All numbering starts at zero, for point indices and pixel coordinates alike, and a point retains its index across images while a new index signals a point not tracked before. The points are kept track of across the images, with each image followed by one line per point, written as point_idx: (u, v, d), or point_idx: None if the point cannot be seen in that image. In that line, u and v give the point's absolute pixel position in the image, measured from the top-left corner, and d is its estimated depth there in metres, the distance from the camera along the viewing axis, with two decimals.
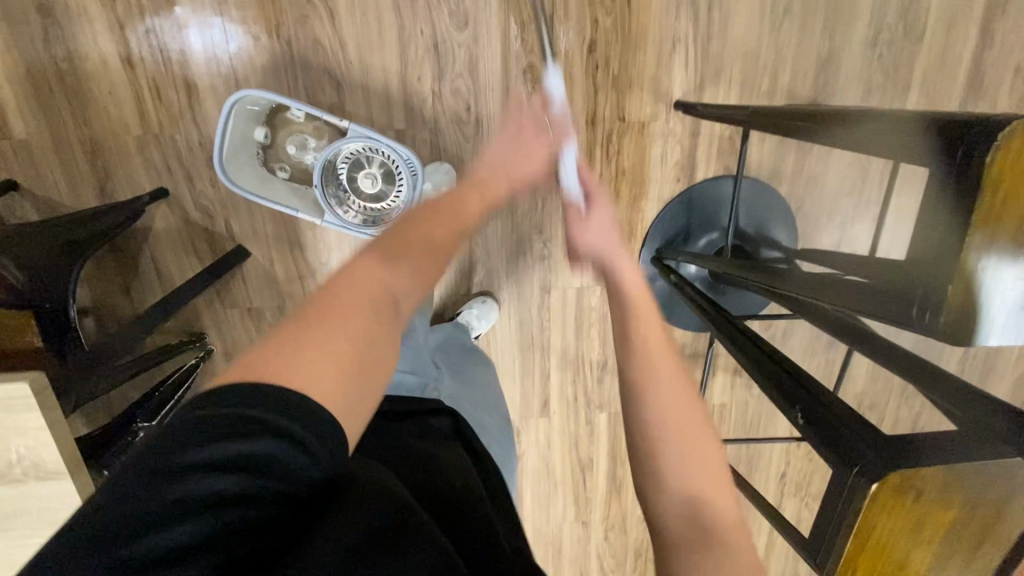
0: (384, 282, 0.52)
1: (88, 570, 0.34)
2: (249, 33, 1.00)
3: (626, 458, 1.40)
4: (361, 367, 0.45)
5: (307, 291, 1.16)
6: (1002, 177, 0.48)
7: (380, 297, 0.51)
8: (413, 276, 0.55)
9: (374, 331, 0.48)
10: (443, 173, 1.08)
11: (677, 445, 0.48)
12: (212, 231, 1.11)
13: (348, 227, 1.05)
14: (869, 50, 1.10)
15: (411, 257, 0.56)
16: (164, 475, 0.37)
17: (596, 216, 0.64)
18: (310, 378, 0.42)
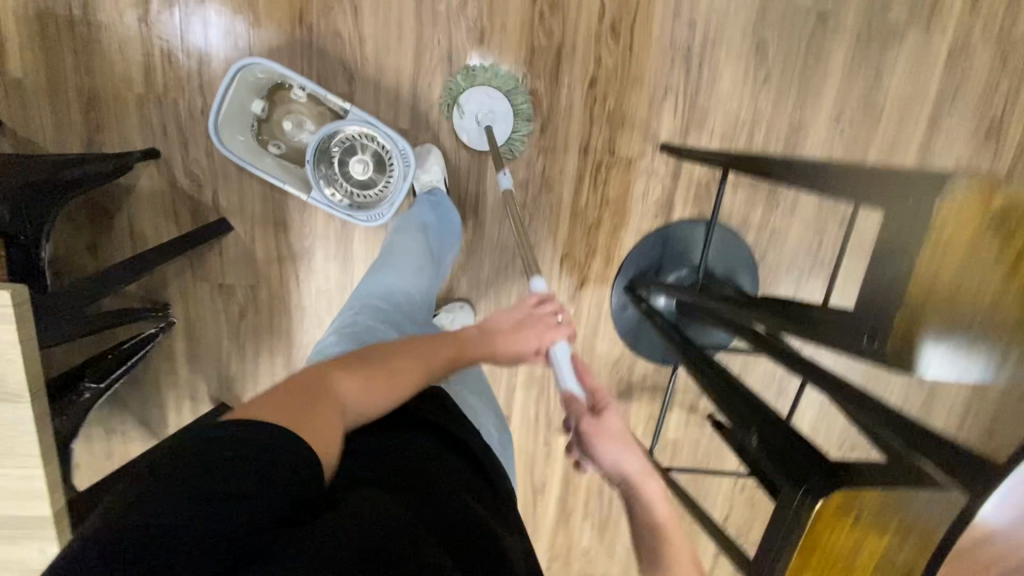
0: (338, 390, 0.56)
1: (160, 501, 0.40)
2: (272, 15, 1.04)
3: (578, 484, 1.40)
4: (293, 422, 0.48)
5: (284, 274, 1.16)
6: (947, 222, 0.53)
7: (340, 396, 0.55)
8: (373, 380, 0.59)
9: (315, 403, 0.52)
10: (433, 156, 1.09)
11: None
12: (198, 199, 1.09)
13: (334, 208, 1.06)
14: (833, 124, 1.23)
15: (372, 374, 0.60)
16: (229, 442, 0.44)
17: (607, 423, 0.62)
18: (265, 416, 0.48)
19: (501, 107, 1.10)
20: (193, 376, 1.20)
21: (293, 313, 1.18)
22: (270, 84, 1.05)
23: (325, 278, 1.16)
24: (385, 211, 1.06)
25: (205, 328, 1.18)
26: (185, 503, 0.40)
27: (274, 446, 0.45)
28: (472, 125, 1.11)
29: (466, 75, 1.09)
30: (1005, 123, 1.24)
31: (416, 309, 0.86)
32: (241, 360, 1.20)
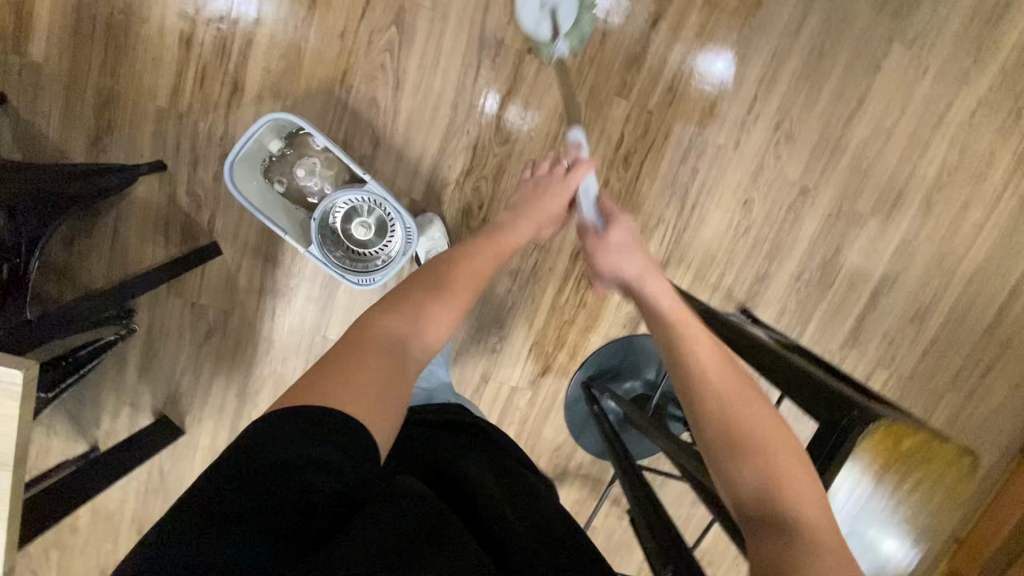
0: (393, 332, 0.62)
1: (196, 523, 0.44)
2: (314, 66, 1.05)
3: None
4: (326, 392, 0.52)
5: (261, 307, 1.16)
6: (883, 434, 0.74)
7: (382, 346, 0.60)
8: (413, 327, 0.64)
9: (359, 349, 0.59)
10: (435, 230, 1.11)
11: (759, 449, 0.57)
12: (193, 219, 1.09)
13: (328, 265, 1.03)
14: (792, 284, 1.34)
15: (411, 303, 0.66)
16: (248, 454, 0.48)
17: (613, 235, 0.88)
18: (323, 392, 0.52)
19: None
20: (143, 382, 1.20)
21: (260, 343, 1.19)
22: (294, 129, 1.03)
23: (301, 318, 1.18)
24: (378, 278, 1.04)
25: (169, 341, 1.18)
26: (214, 527, 0.44)
27: (291, 435, 0.48)
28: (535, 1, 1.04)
29: None
30: (929, 312, 1.35)
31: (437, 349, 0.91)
32: (196, 377, 1.20)
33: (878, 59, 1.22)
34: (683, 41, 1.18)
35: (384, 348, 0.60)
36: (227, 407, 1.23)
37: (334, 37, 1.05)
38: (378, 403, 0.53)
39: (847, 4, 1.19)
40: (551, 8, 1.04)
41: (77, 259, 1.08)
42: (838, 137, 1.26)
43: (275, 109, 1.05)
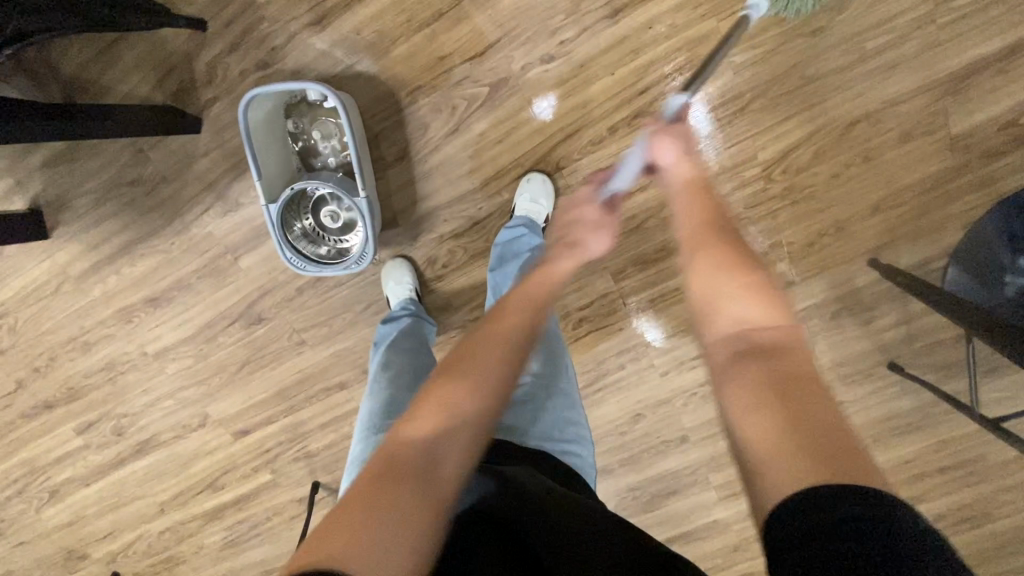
0: (461, 396, 0.57)
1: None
2: (396, 58, 1.03)
3: (234, 519, 1.41)
4: (371, 509, 0.48)
5: (201, 196, 1.13)
6: None
7: (450, 410, 0.56)
8: (473, 397, 0.57)
9: (404, 458, 0.52)
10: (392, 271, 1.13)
11: (807, 385, 0.54)
12: (195, 87, 1.05)
13: (276, 228, 1.00)
14: (622, 491, 1.41)
15: (470, 362, 0.60)
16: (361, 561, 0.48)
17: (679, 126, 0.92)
18: (390, 526, 0.47)
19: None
20: (40, 171, 1.16)
21: (176, 219, 1.15)
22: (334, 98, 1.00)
23: (227, 231, 1.15)
24: (309, 269, 1.03)
25: (95, 157, 1.14)
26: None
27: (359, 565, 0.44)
28: None
29: None
30: None
31: None
32: (100, 201, 1.16)
33: None
34: None
35: (448, 417, 0.55)
36: (111, 243, 1.19)
37: (432, 54, 1.02)
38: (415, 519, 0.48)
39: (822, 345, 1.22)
40: None
41: (67, 44, 1.04)
42: None
43: (338, 65, 1.04)
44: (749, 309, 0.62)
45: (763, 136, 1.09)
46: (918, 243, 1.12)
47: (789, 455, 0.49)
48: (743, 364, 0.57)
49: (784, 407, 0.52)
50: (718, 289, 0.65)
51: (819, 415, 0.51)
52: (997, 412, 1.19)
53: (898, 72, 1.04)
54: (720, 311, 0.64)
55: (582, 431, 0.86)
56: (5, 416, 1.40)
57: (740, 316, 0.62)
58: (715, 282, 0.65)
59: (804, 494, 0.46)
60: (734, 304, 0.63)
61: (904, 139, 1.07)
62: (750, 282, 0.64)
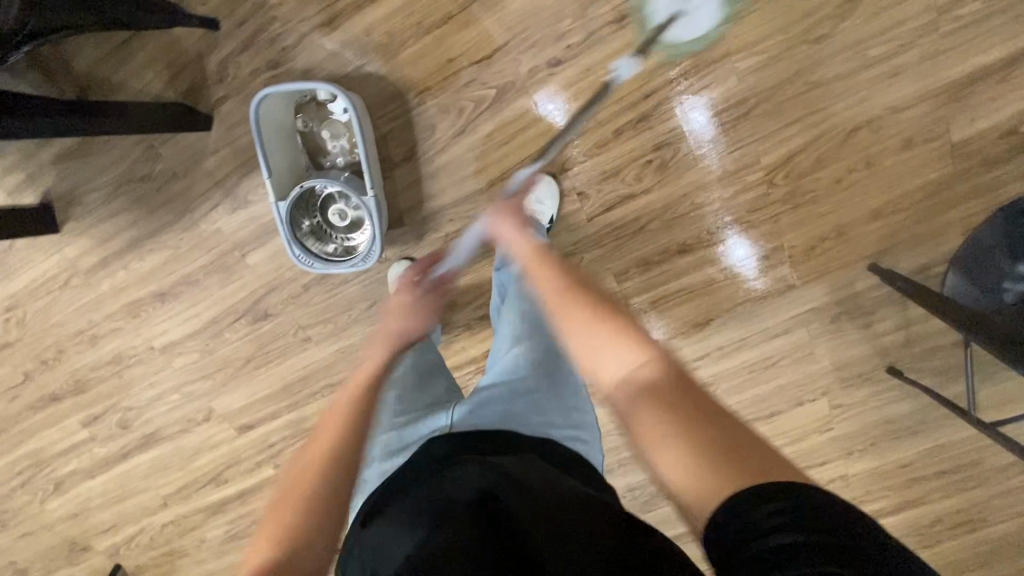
0: (287, 524, 0.59)
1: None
2: (405, 59, 1.05)
3: (237, 512, 1.43)
4: None
5: (210, 193, 1.14)
6: None
7: (321, 458, 0.64)
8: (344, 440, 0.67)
9: None
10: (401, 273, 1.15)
11: (692, 409, 0.50)
12: (207, 86, 1.07)
13: (284, 225, 1.02)
14: (621, 490, 1.42)
15: (295, 488, 0.62)
16: None
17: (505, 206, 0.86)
18: None
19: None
20: (51, 166, 1.17)
21: (185, 215, 1.17)
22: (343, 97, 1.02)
23: (235, 227, 1.16)
24: (316, 266, 1.04)
25: (106, 153, 1.16)
26: None
27: None
28: None
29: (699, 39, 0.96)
30: None
31: (438, 386, 0.92)
32: (110, 196, 1.18)
33: (806, 397, 1.27)
34: (701, 274, 1.19)
35: (275, 548, 0.57)
36: (120, 238, 1.20)
37: (441, 56, 1.04)
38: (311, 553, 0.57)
39: (821, 349, 1.23)
40: (682, 10, 0.89)
41: (81, 40, 1.05)
42: None
43: (348, 66, 1.05)
44: (623, 349, 0.58)
45: (766, 141, 1.10)
46: (918, 248, 1.13)
47: (708, 478, 0.45)
48: (642, 403, 0.53)
49: (682, 439, 0.48)
50: (585, 335, 0.61)
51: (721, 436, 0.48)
52: (993, 417, 1.20)
53: (900, 79, 1.05)
54: (596, 357, 0.60)
55: (586, 417, 0.86)
56: (12, 408, 1.41)
57: (617, 358, 0.58)
58: (579, 331, 0.62)
59: (732, 501, 0.42)
60: (603, 350, 0.59)
61: (905, 146, 1.08)
62: (613, 324, 0.60)
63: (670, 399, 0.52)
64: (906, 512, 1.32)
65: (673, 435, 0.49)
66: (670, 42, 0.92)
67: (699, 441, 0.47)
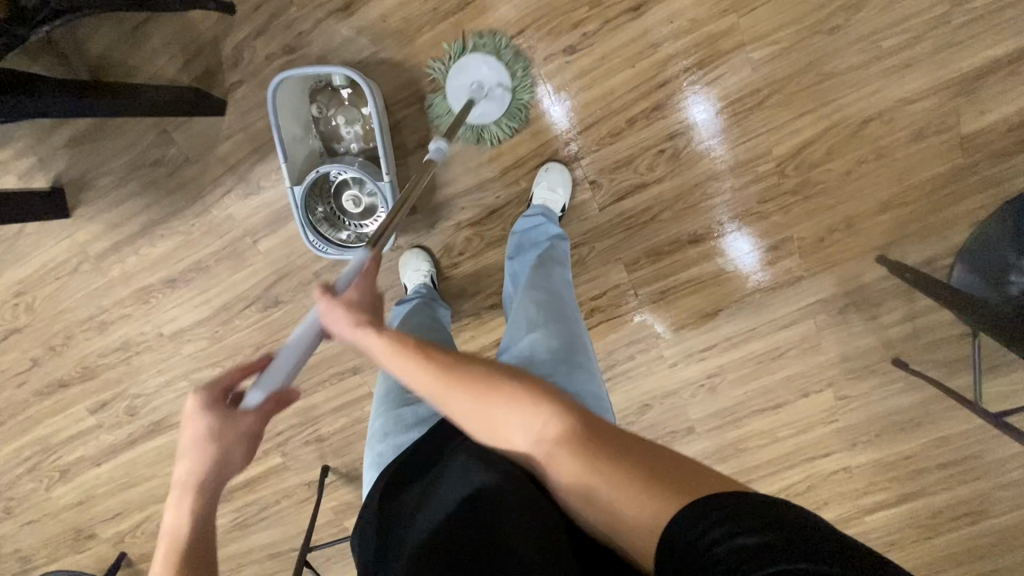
0: None
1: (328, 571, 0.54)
2: (421, 46, 1.05)
3: (244, 501, 1.43)
4: None
5: (222, 179, 1.15)
6: None
7: None
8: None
9: None
10: (411, 262, 1.15)
11: (605, 455, 0.51)
12: (223, 70, 1.08)
13: (298, 210, 1.02)
14: None
15: None
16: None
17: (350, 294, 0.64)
18: None
19: (496, 84, 1.04)
20: (63, 151, 1.17)
21: (198, 201, 1.17)
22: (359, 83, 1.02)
23: (248, 213, 1.16)
24: (329, 252, 1.04)
25: (119, 138, 1.16)
26: None
27: None
28: (469, 83, 1.04)
29: (512, 114, 1.07)
30: None
31: None
32: (123, 181, 1.18)
33: (813, 389, 1.28)
34: (711, 264, 1.20)
35: None
36: (131, 223, 1.20)
37: (456, 43, 1.05)
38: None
39: (829, 341, 1.24)
40: (477, 96, 1.04)
41: (97, 23, 1.05)
42: (742, 414, 1.31)
43: (363, 52, 1.06)
44: (523, 407, 0.56)
45: (777, 132, 1.11)
46: (926, 240, 1.14)
47: (645, 505, 0.47)
48: (562, 459, 0.53)
49: (610, 489, 0.49)
50: (483, 410, 0.57)
51: (649, 458, 0.51)
52: (998, 409, 1.22)
53: (911, 72, 1.06)
54: (502, 431, 0.57)
55: (604, 403, 0.80)
56: (19, 395, 1.41)
57: (519, 423, 0.56)
58: (474, 409, 0.58)
59: (680, 514, 0.44)
60: (508, 422, 0.56)
61: (915, 138, 1.09)
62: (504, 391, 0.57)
63: (587, 452, 0.52)
64: (910, 504, 1.32)
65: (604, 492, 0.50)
66: (476, 125, 1.08)
67: (626, 489, 0.48)
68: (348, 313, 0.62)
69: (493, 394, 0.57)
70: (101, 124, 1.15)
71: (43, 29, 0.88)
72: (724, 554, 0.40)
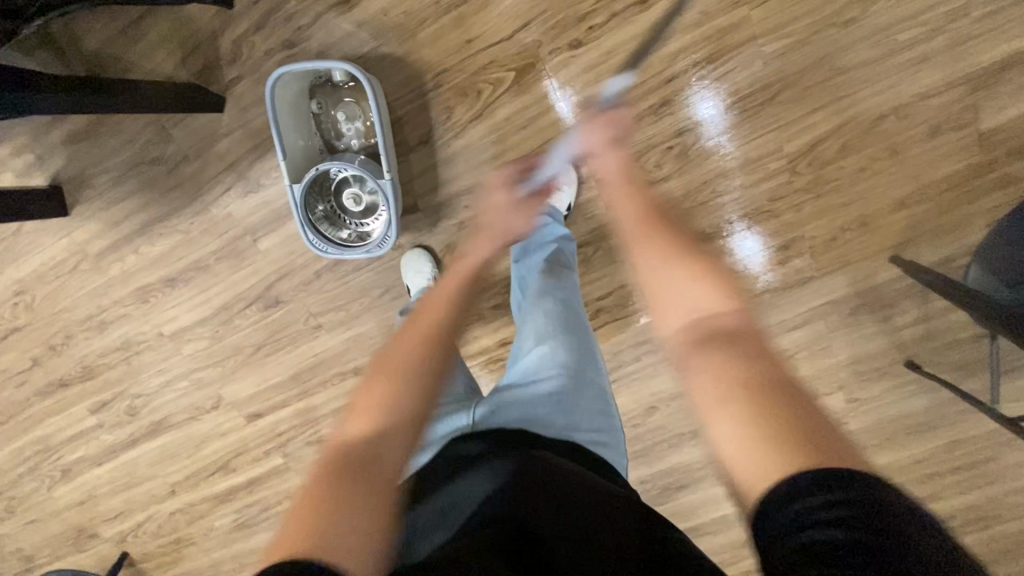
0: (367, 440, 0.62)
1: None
2: (422, 41, 1.03)
3: (245, 501, 1.41)
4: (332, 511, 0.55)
5: (221, 177, 1.13)
6: None
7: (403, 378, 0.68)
8: (396, 399, 0.66)
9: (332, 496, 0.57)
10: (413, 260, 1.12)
11: (759, 353, 0.54)
12: (221, 66, 1.06)
13: (298, 209, 1.00)
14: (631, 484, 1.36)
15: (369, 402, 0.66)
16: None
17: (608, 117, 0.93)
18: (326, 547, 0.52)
19: None
20: (62, 148, 1.16)
21: (196, 199, 1.15)
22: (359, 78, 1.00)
23: (247, 212, 1.14)
24: (330, 251, 1.03)
25: (117, 135, 1.14)
26: None
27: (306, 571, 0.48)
28: None
29: None
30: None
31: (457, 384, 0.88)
32: (122, 179, 1.16)
33: (822, 391, 1.25)
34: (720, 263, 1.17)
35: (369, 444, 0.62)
36: (130, 222, 1.19)
37: (458, 38, 1.03)
38: (355, 505, 0.56)
39: (840, 342, 1.21)
40: None
41: (93, 18, 1.04)
42: None
43: (364, 46, 1.04)
44: (694, 285, 0.63)
45: (789, 128, 1.08)
46: (941, 240, 1.11)
47: (768, 426, 0.47)
48: (706, 344, 0.56)
49: (751, 388, 0.50)
50: (657, 281, 0.66)
51: (784, 384, 0.51)
52: (1015, 412, 1.18)
53: (930, 65, 1.02)
54: (663, 304, 0.64)
55: (614, 420, 0.83)
56: (19, 394, 1.40)
57: (689, 294, 0.63)
58: (651, 273, 0.67)
59: (789, 479, 0.43)
60: (674, 290, 0.64)
61: (931, 135, 1.06)
62: (688, 267, 0.65)
63: (736, 346, 0.55)
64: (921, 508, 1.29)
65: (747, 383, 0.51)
66: None
67: (769, 384, 0.51)
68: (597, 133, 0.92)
69: (672, 261, 0.66)
70: (99, 120, 1.14)
71: (33, 23, 0.86)
72: (803, 547, 0.39)
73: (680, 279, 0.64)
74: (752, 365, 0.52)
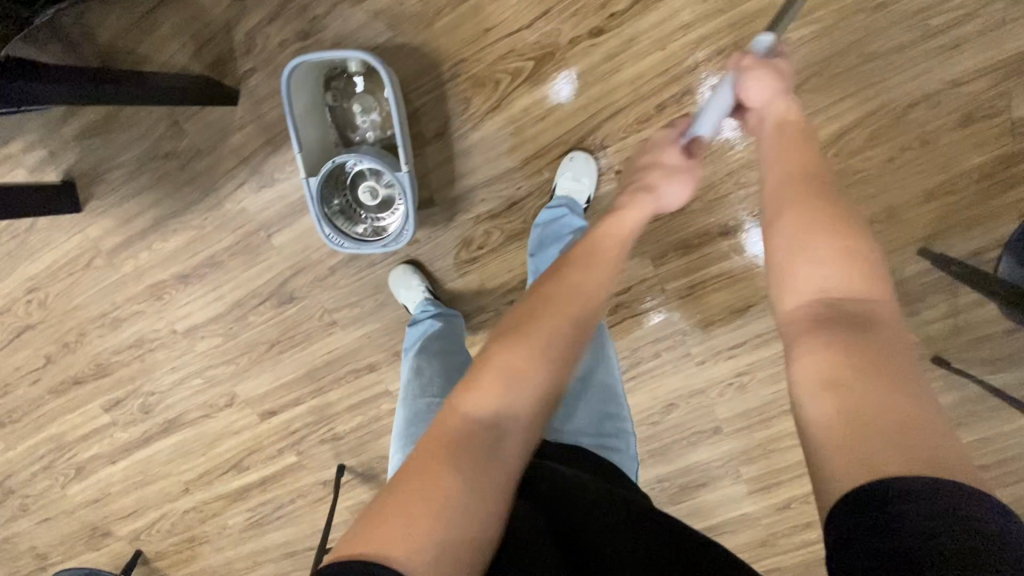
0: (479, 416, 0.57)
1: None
2: (439, 31, 1.01)
3: (259, 499, 1.40)
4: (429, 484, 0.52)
5: (234, 171, 1.11)
6: None
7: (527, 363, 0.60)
8: (526, 387, 0.59)
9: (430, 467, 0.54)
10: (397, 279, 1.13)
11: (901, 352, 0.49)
12: (234, 58, 1.04)
13: (315, 202, 0.98)
14: (649, 482, 1.34)
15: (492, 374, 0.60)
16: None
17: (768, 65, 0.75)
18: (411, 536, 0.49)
19: None
20: (74, 143, 1.15)
21: (210, 194, 1.14)
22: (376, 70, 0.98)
23: (260, 207, 1.13)
24: (346, 246, 1.01)
25: (130, 129, 1.13)
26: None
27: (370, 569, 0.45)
28: None
29: None
30: None
31: None
32: (135, 175, 1.15)
33: None
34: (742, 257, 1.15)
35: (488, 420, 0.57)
36: (144, 217, 1.17)
37: (476, 28, 1.00)
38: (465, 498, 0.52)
39: None
40: None
41: (105, 10, 1.02)
42: (772, 414, 1.24)
43: (379, 37, 1.02)
44: (842, 267, 0.55)
45: (815, 117, 1.05)
46: (972, 231, 1.08)
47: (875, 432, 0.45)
48: (838, 329, 0.52)
49: (877, 387, 0.47)
50: (794, 258, 0.58)
51: (913, 390, 0.47)
52: None
53: (962, 51, 0.99)
54: (796, 278, 0.57)
55: (624, 424, 0.87)
56: (33, 392, 1.40)
57: (834, 275, 0.55)
58: (789, 242, 0.59)
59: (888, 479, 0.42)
60: (815, 266, 0.56)
61: (963, 123, 1.03)
62: (846, 245, 0.56)
63: (875, 341, 0.50)
64: None
65: (879, 380, 0.47)
66: None
67: (903, 391, 0.46)
68: (767, 77, 0.73)
69: (822, 234, 0.57)
70: (111, 116, 1.12)
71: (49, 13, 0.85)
72: (881, 554, 0.39)
73: (827, 257, 0.56)
74: (887, 367, 0.48)
